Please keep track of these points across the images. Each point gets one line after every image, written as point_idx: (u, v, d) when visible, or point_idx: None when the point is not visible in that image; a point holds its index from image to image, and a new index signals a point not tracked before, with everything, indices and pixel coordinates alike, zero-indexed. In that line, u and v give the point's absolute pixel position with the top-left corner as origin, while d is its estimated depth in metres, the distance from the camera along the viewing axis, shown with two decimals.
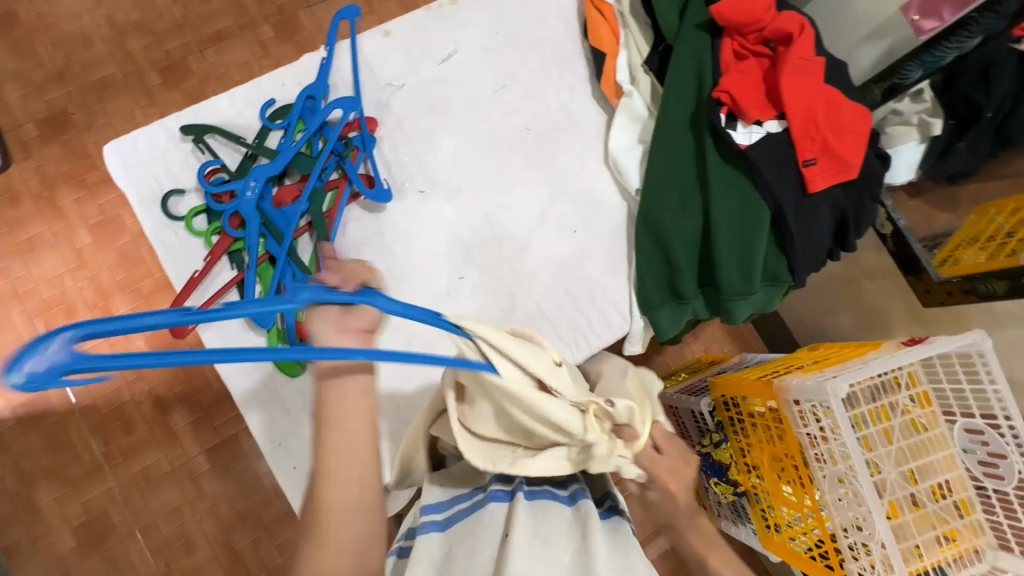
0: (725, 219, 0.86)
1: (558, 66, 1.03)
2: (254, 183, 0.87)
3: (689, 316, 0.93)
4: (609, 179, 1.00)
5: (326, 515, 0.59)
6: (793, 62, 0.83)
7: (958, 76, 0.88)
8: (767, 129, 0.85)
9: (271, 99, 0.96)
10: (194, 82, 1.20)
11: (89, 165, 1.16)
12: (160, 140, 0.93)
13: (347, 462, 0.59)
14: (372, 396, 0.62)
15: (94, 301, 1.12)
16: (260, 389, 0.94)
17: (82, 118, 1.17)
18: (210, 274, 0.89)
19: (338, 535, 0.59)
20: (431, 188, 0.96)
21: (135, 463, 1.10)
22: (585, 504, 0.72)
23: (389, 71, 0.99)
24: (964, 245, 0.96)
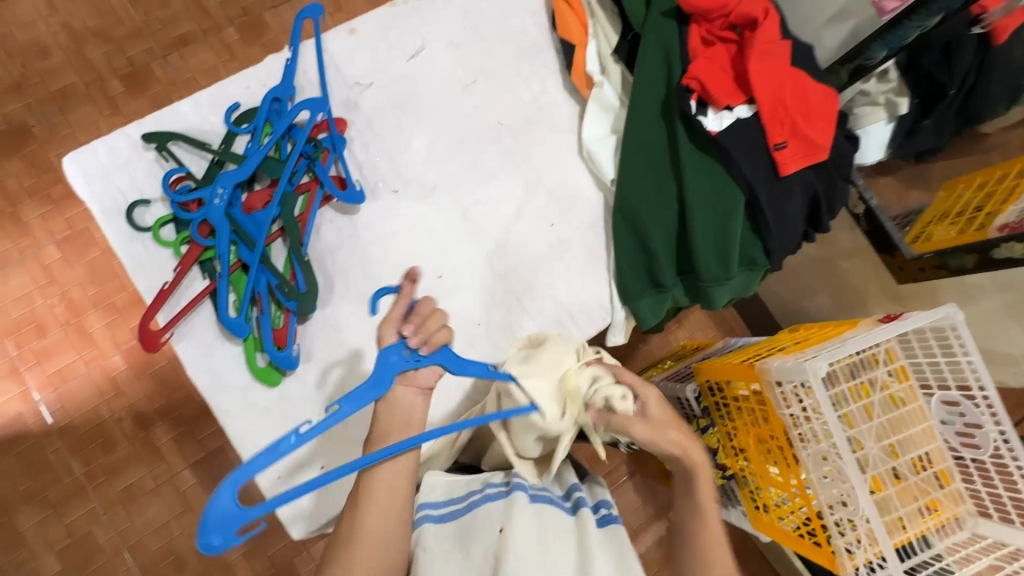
0: (700, 206, 0.86)
1: (529, 58, 1.02)
2: (221, 190, 0.84)
3: (670, 304, 0.94)
4: (584, 170, 1.00)
5: (360, 541, 0.64)
6: (759, 46, 0.83)
7: (923, 54, 0.92)
8: (737, 114, 0.85)
9: (236, 102, 0.94)
10: (159, 89, 1.17)
11: (54, 178, 1.12)
12: (122, 149, 0.90)
13: (388, 485, 0.67)
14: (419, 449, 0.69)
15: (66, 317, 1.09)
16: (237, 398, 0.85)
17: (43, 131, 1.13)
18: (181, 285, 0.87)
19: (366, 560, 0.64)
20: (405, 187, 0.95)
21: (118, 481, 1.07)
22: (585, 511, 0.73)
23: (357, 70, 0.98)
24: (935, 222, 1.00)
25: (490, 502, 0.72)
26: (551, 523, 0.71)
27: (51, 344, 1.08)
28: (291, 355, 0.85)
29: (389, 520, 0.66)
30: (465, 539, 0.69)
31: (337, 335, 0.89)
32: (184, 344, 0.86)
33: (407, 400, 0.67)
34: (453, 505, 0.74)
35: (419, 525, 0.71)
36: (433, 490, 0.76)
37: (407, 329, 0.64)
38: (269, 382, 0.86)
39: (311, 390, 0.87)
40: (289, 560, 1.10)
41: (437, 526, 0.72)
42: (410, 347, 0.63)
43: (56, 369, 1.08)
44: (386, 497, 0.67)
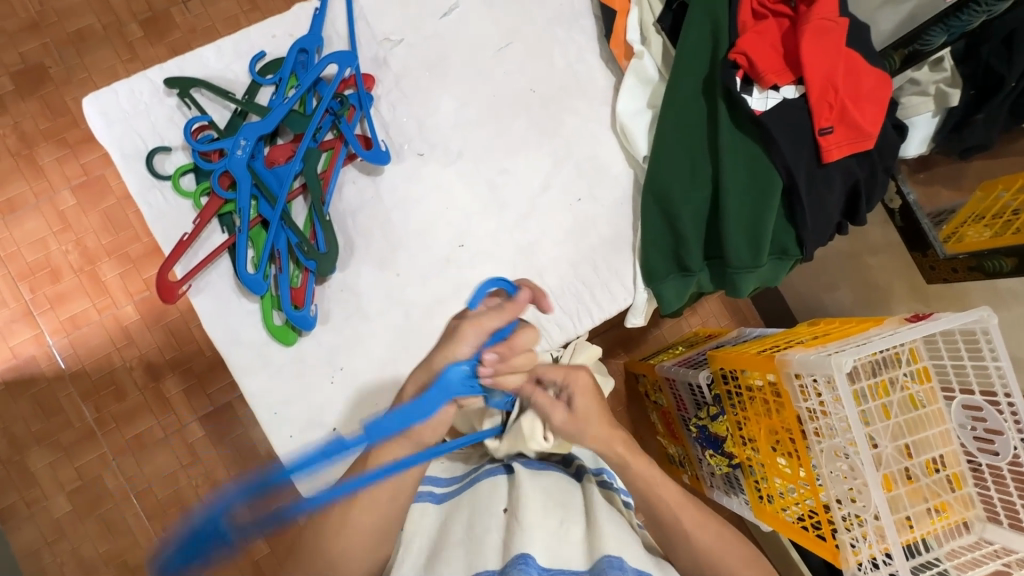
0: (735, 190, 0.83)
1: (566, 24, 0.98)
2: (244, 142, 0.81)
3: (693, 288, 0.91)
4: (616, 146, 0.96)
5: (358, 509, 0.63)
6: (813, 23, 0.78)
7: (981, 43, 0.84)
8: (784, 94, 0.82)
9: (261, 52, 0.89)
10: (178, 36, 1.14)
11: (69, 122, 1.10)
12: (143, 94, 0.86)
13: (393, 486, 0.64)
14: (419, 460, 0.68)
15: (80, 265, 1.08)
16: (252, 356, 0.84)
17: (60, 73, 1.10)
18: (199, 238, 0.84)
19: (356, 520, 0.63)
20: (430, 151, 0.92)
21: (128, 429, 1.08)
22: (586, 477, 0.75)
23: (387, 24, 0.93)
24: (970, 223, 0.95)
25: (491, 477, 0.73)
26: (555, 496, 0.70)
27: (65, 290, 1.08)
28: (308, 315, 0.83)
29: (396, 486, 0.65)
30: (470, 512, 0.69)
31: (354, 301, 0.87)
32: (202, 297, 0.83)
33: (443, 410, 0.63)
34: (454, 483, 0.76)
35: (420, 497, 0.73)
36: (434, 466, 0.78)
37: (490, 356, 0.58)
38: (284, 341, 0.84)
39: (326, 352, 0.86)
40: None
41: (438, 503, 0.73)
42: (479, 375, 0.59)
43: (69, 315, 1.08)
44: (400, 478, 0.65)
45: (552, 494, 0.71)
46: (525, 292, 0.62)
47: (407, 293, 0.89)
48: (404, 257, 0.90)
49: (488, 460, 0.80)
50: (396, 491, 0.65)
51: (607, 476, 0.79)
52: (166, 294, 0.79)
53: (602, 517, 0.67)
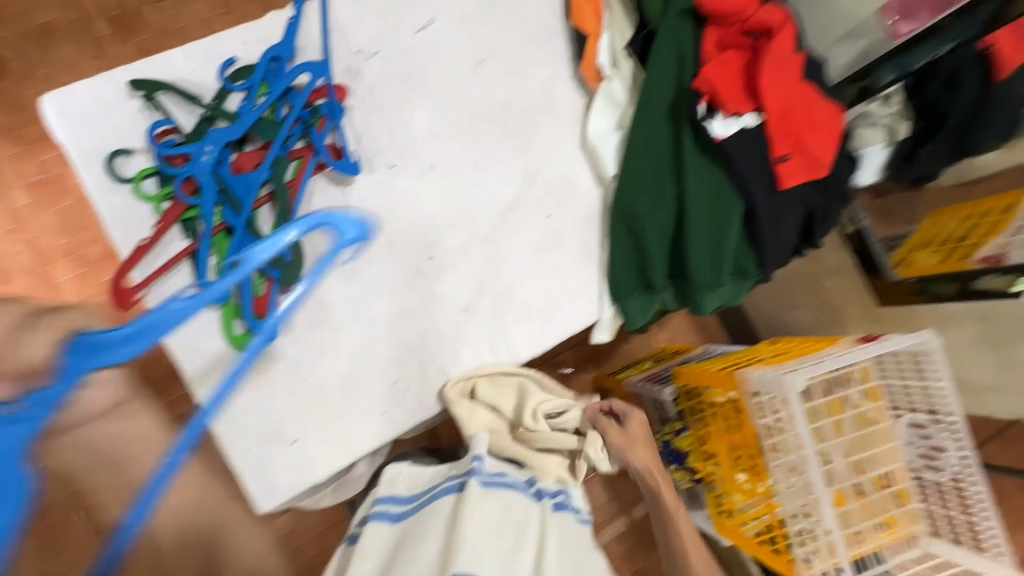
0: (699, 212, 0.86)
1: (541, 44, 1.00)
2: (210, 148, 0.81)
3: (658, 306, 0.94)
4: (586, 165, 0.99)
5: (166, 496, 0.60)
6: (771, 57, 0.82)
7: (928, 80, 0.90)
8: (745, 121, 0.84)
9: (232, 57, 0.88)
10: (149, 36, 1.14)
11: (28, 119, 1.08)
12: (106, 93, 0.82)
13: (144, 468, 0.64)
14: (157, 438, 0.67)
15: (33, 266, 1.08)
16: (215, 363, 0.82)
17: (21, 68, 1.07)
18: (159, 243, 0.81)
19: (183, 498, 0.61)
20: (402, 163, 0.92)
21: None
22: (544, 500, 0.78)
23: (363, 36, 0.93)
24: (920, 248, 1.03)
25: (447, 493, 0.74)
26: (507, 513, 0.72)
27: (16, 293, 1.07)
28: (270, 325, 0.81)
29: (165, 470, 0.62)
30: (423, 534, 0.70)
31: (320, 311, 0.85)
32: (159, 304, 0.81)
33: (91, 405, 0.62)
34: (413, 501, 0.77)
35: (376, 518, 0.74)
36: (395, 485, 0.81)
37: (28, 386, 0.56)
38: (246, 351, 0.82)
39: (289, 364, 0.83)
40: None
41: (394, 524, 0.74)
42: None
43: None
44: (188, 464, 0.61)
45: (506, 512, 0.72)
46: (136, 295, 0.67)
47: (376, 305, 0.88)
48: (374, 268, 0.89)
49: (449, 475, 0.79)
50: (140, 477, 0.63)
51: (565, 497, 0.81)
52: (117, 300, 0.77)
53: (550, 548, 0.70)
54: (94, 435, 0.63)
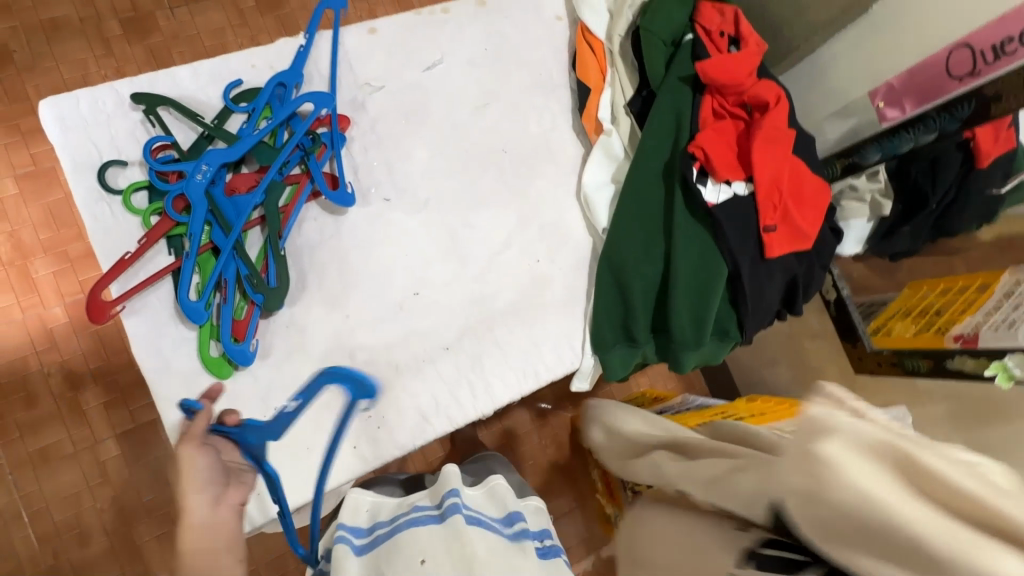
0: (685, 271, 0.87)
1: (545, 92, 1.02)
2: (205, 167, 0.80)
3: (638, 359, 0.95)
4: (579, 214, 1.00)
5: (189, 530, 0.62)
6: (765, 131, 0.85)
7: (911, 162, 0.91)
8: (735, 189, 0.87)
9: (238, 79, 0.88)
10: (159, 40, 1.15)
11: (25, 110, 1.08)
12: (106, 104, 0.83)
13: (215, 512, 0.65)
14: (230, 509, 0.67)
15: (11, 256, 1.06)
16: (181, 386, 0.80)
17: (24, 59, 1.08)
18: (142, 258, 0.81)
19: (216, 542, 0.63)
20: (397, 197, 0.93)
21: (32, 441, 1.07)
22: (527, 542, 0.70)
23: (370, 70, 0.95)
24: (897, 317, 1.02)
25: (417, 526, 0.69)
26: (490, 545, 0.68)
27: None
28: (248, 350, 0.80)
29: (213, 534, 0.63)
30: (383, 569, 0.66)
31: (300, 337, 0.85)
32: (136, 319, 0.79)
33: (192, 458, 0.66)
34: (376, 531, 0.73)
35: (338, 546, 0.70)
36: (359, 514, 0.77)
37: (228, 418, 0.72)
38: (218, 374, 0.81)
39: (261, 390, 0.82)
40: None
41: (360, 556, 0.70)
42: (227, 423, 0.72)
43: None
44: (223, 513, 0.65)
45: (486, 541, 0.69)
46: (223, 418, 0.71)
47: (357, 337, 0.87)
48: (358, 299, 0.88)
49: (414, 504, 0.75)
50: (210, 530, 0.63)
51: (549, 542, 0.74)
52: (93, 317, 0.76)
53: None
54: (198, 468, 0.66)
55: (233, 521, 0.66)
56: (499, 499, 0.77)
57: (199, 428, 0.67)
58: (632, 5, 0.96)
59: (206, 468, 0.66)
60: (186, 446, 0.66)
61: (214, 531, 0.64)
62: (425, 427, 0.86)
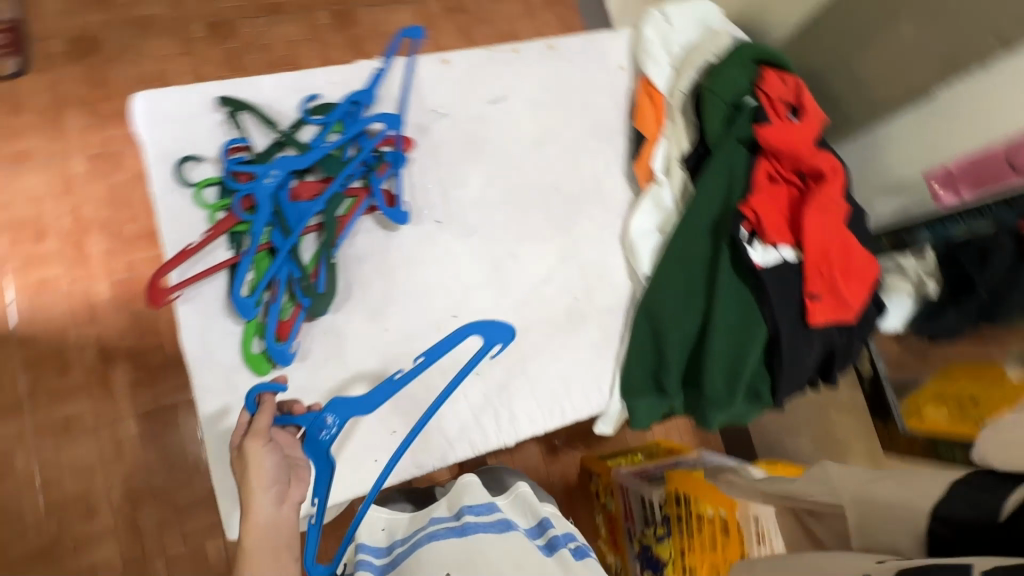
0: (724, 329, 0.87)
1: (600, 137, 1.05)
2: (275, 172, 0.84)
3: (665, 410, 0.95)
4: (621, 258, 1.01)
5: (249, 526, 0.64)
6: (819, 201, 0.86)
7: (959, 251, 0.88)
8: (783, 254, 0.88)
9: (316, 94, 0.93)
10: (236, 44, 1.32)
11: (105, 95, 1.23)
12: (193, 103, 0.88)
13: (273, 509, 0.66)
14: (287, 504, 0.68)
15: (69, 230, 1.18)
16: (219, 377, 0.82)
17: (112, 48, 1.25)
18: (203, 250, 0.84)
19: (273, 539, 0.65)
20: (448, 221, 0.95)
21: (58, 410, 1.12)
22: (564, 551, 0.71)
23: (438, 98, 0.99)
24: (927, 401, 1.00)
25: (434, 541, 0.70)
26: (512, 558, 0.68)
27: (46, 253, 1.16)
28: (288, 350, 0.83)
29: (273, 531, 0.65)
30: None
31: (338, 344, 0.87)
32: (188, 308, 0.83)
33: (257, 453, 0.68)
34: (395, 550, 0.74)
35: (360, 568, 0.71)
36: (376, 533, 0.78)
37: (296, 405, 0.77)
38: (257, 370, 0.83)
39: (293, 392, 0.84)
40: (201, 545, 1.15)
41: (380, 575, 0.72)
42: (296, 410, 0.77)
43: (40, 278, 1.15)
44: (278, 510, 0.67)
45: (516, 546, 0.70)
46: (294, 406, 0.76)
47: (393, 352, 0.89)
48: (399, 314, 0.90)
49: (431, 515, 0.76)
50: (273, 530, 0.65)
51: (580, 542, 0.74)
52: (151, 301, 0.79)
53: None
54: (264, 464, 0.67)
55: (291, 519, 0.68)
56: (527, 507, 0.78)
57: (264, 426, 0.69)
58: (698, 64, 0.99)
59: (269, 458, 0.68)
60: (252, 443, 0.68)
61: (275, 524, 0.66)
62: (446, 450, 0.88)
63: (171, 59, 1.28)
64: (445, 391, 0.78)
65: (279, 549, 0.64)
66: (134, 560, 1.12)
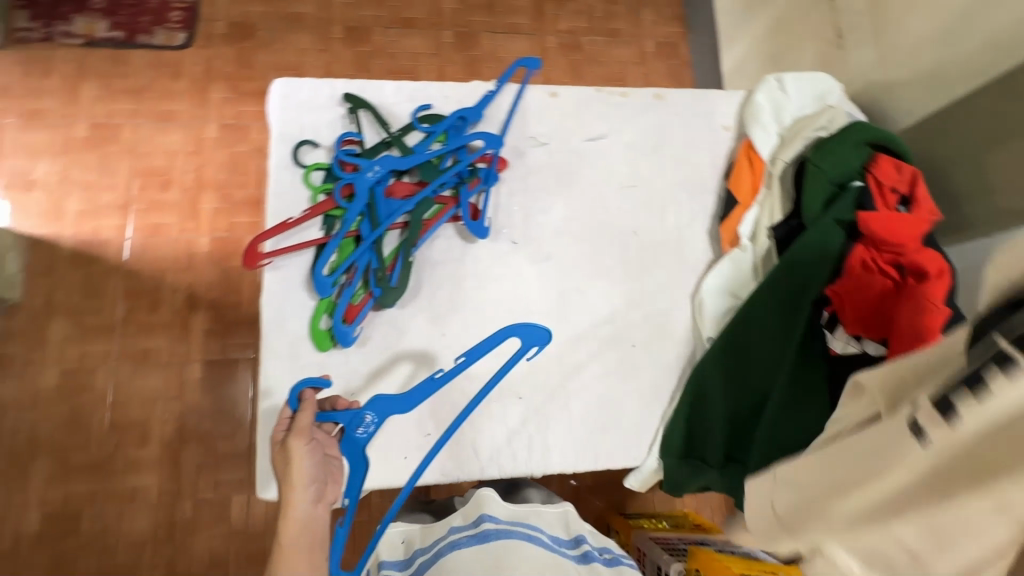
0: (782, 408, 0.84)
1: (690, 192, 1.05)
2: (377, 168, 0.90)
3: (703, 481, 0.90)
4: (688, 314, 0.99)
5: (287, 520, 0.74)
6: (913, 299, 0.75)
7: None
8: (864, 347, 0.81)
9: (429, 104, 1.00)
10: (367, 48, 1.44)
11: (248, 75, 1.39)
12: (322, 95, 0.97)
13: (309, 509, 0.76)
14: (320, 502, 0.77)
15: (191, 184, 1.32)
16: (285, 344, 0.88)
17: (264, 37, 1.41)
18: (299, 226, 0.92)
19: (309, 534, 0.75)
20: (524, 243, 0.98)
21: (142, 341, 1.24)
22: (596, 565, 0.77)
23: (540, 127, 1.03)
24: None
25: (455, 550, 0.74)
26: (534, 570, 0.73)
27: (167, 200, 1.31)
28: (351, 333, 0.87)
29: (309, 529, 0.75)
30: None
31: (396, 338, 0.91)
32: (274, 275, 0.90)
33: (299, 454, 0.75)
34: (415, 561, 0.78)
35: None
36: (394, 545, 0.80)
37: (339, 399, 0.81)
38: (319, 345, 0.88)
39: (346, 374, 0.88)
40: (227, 496, 1.21)
41: None
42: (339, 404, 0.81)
43: (156, 223, 1.29)
44: (311, 509, 0.76)
45: (541, 561, 0.75)
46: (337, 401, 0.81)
47: (445, 358, 0.91)
48: (458, 323, 0.93)
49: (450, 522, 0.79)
50: (306, 529, 0.75)
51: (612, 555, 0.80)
52: (245, 262, 0.87)
53: None
54: (303, 467, 0.75)
55: (325, 517, 0.77)
56: (564, 522, 0.83)
57: (306, 425, 0.76)
58: (806, 137, 0.95)
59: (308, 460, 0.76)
60: (296, 442, 0.75)
61: (311, 522, 0.76)
62: (475, 466, 0.88)
63: (308, 53, 1.42)
64: (484, 389, 0.81)
65: (314, 547, 0.75)
66: (168, 493, 1.20)
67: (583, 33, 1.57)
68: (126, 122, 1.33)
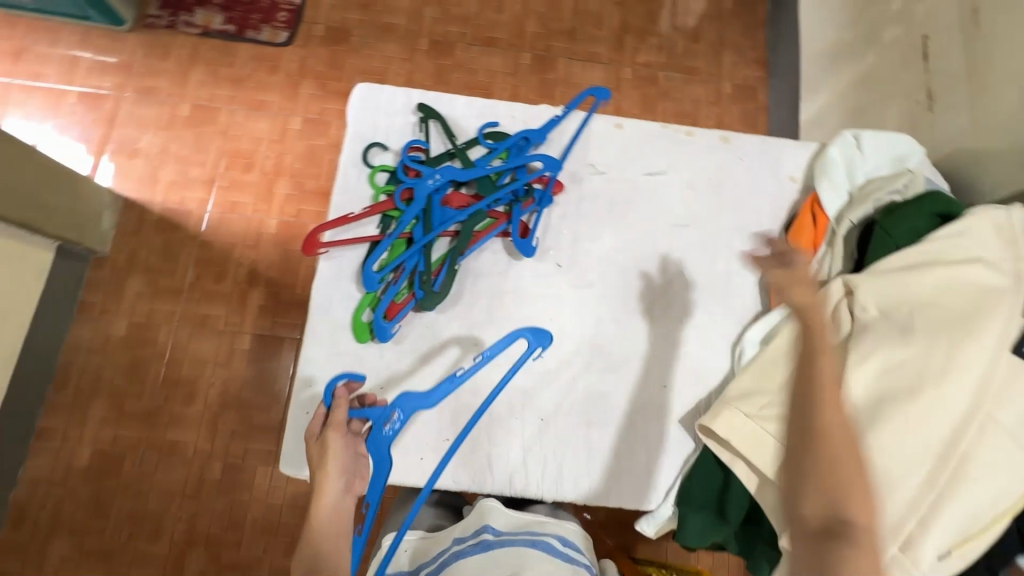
0: None
1: (746, 238, 1.02)
2: (438, 176, 0.94)
3: (718, 539, 0.86)
4: (726, 363, 0.96)
5: (318, 511, 0.80)
6: None
7: None
8: None
9: (496, 121, 1.04)
10: (448, 62, 1.52)
11: (336, 76, 1.49)
12: (398, 102, 1.03)
13: (337, 503, 0.81)
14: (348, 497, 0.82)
15: (270, 169, 1.42)
16: (326, 330, 0.92)
17: (357, 42, 1.51)
18: (357, 221, 0.97)
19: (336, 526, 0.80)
20: (568, 267, 0.99)
21: (203, 307, 1.34)
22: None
23: (600, 156, 1.04)
24: None
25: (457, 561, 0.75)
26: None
27: (247, 181, 1.41)
28: (389, 329, 0.91)
29: (336, 522, 0.80)
30: None
31: (430, 340, 0.93)
32: (328, 264, 0.95)
33: (336, 444, 0.82)
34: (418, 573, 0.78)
35: None
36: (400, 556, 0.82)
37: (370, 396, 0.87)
38: (358, 336, 0.92)
39: (377, 368, 0.91)
40: (254, 464, 1.28)
41: None
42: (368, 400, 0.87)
43: (234, 201, 1.40)
44: (340, 504, 0.81)
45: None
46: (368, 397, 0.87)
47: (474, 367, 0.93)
48: (492, 334, 0.95)
49: (452, 534, 0.80)
50: (335, 522, 0.80)
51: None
52: (305, 248, 0.93)
53: None
54: (336, 461, 0.81)
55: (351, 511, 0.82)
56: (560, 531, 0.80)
57: (342, 419, 0.83)
58: (877, 198, 0.91)
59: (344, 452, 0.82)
60: (333, 435, 0.81)
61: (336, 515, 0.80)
62: (485, 478, 0.88)
63: (394, 61, 1.51)
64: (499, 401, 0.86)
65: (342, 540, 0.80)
66: (203, 452, 1.27)
67: (660, 67, 1.58)
68: (223, 107, 1.45)
